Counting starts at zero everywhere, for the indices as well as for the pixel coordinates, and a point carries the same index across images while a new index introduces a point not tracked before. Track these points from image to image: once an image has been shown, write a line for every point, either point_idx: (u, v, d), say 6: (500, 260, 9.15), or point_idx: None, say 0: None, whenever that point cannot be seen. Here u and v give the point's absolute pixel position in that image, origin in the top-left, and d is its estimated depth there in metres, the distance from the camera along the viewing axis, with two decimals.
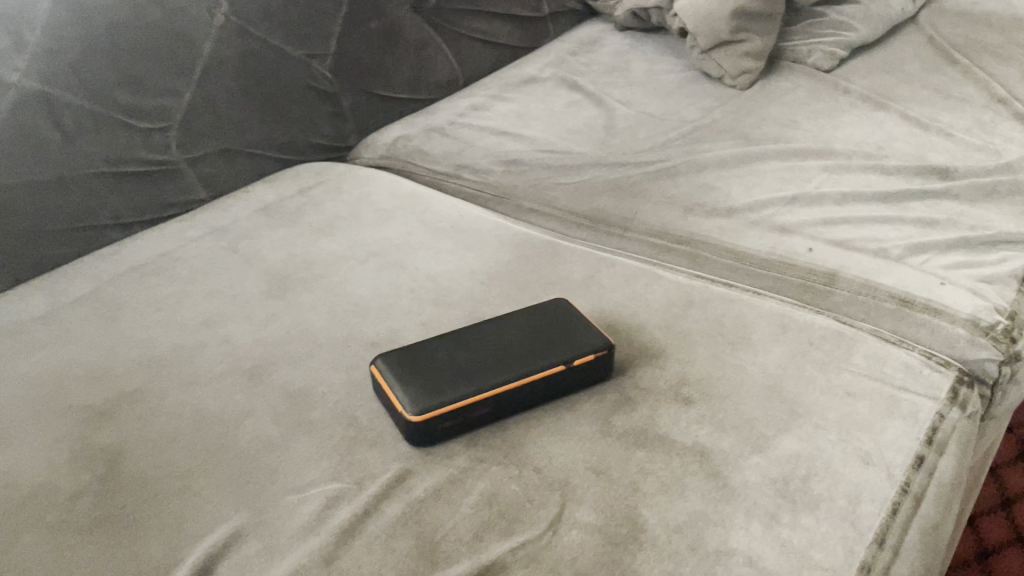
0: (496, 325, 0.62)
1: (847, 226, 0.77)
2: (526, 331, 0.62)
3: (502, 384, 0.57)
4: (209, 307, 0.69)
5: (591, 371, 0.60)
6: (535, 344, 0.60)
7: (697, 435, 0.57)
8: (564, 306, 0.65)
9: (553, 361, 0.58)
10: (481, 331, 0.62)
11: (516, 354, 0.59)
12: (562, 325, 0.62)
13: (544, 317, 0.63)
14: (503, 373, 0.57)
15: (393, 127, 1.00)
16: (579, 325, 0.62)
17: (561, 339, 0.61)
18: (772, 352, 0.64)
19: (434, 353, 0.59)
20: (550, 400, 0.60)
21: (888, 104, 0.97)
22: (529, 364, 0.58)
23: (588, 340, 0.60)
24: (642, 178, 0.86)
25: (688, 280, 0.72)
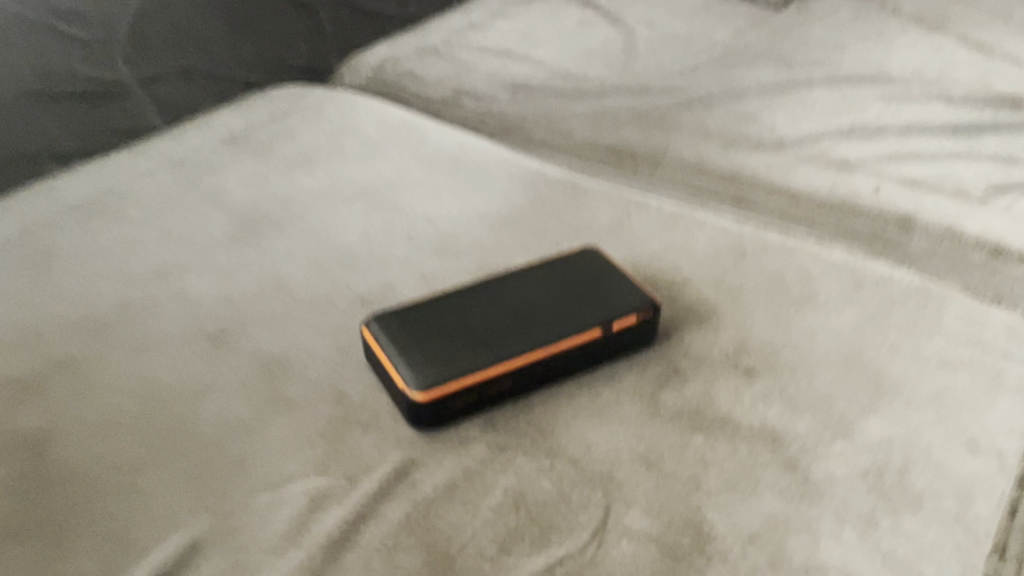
0: (515, 280, 0.51)
1: (915, 164, 0.66)
2: (551, 287, 0.50)
3: (526, 353, 0.46)
4: (164, 254, 0.57)
5: (632, 335, 0.49)
6: (564, 302, 0.49)
7: (765, 416, 0.47)
8: (595, 256, 0.53)
9: (588, 326, 0.47)
10: (497, 285, 0.51)
11: (541, 314, 0.48)
12: (596, 279, 0.51)
13: (573, 269, 0.52)
14: (527, 340, 0.46)
15: (379, 47, 0.87)
16: (616, 280, 0.51)
17: (596, 297, 0.50)
18: (846, 313, 0.53)
19: (440, 313, 0.48)
20: (582, 371, 0.49)
21: (944, 26, 0.86)
22: (558, 327, 0.47)
23: (629, 298, 0.49)
24: (672, 107, 0.74)
25: (736, 224, 0.61)
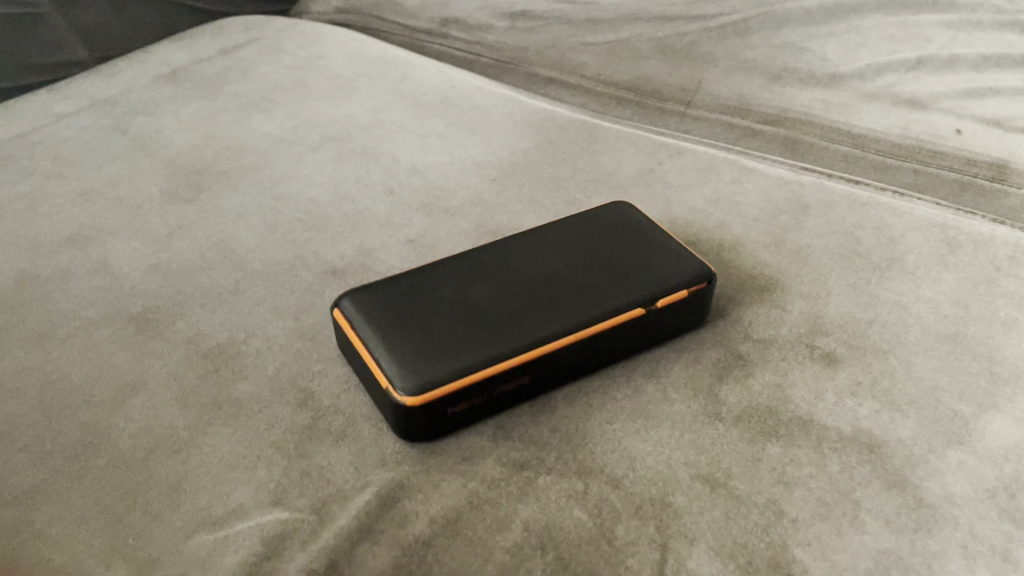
0: (527, 247, 0.40)
1: (998, 100, 0.55)
2: (574, 255, 0.40)
3: (550, 342, 0.35)
4: (81, 214, 0.45)
5: (680, 315, 0.38)
6: (594, 275, 0.38)
7: (856, 417, 0.36)
8: (628, 214, 0.42)
9: (626, 305, 0.37)
10: (507, 254, 0.40)
11: (565, 292, 0.37)
12: (632, 244, 0.40)
13: (603, 232, 0.41)
14: (549, 324, 0.36)
15: None
16: (659, 244, 0.40)
17: (631, 265, 0.39)
18: (942, 283, 0.42)
19: (434, 290, 0.37)
20: (617, 361, 0.38)
21: None
22: (588, 308, 0.36)
23: (677, 270, 0.38)
24: (701, 36, 0.63)
25: (792, 173, 0.50)
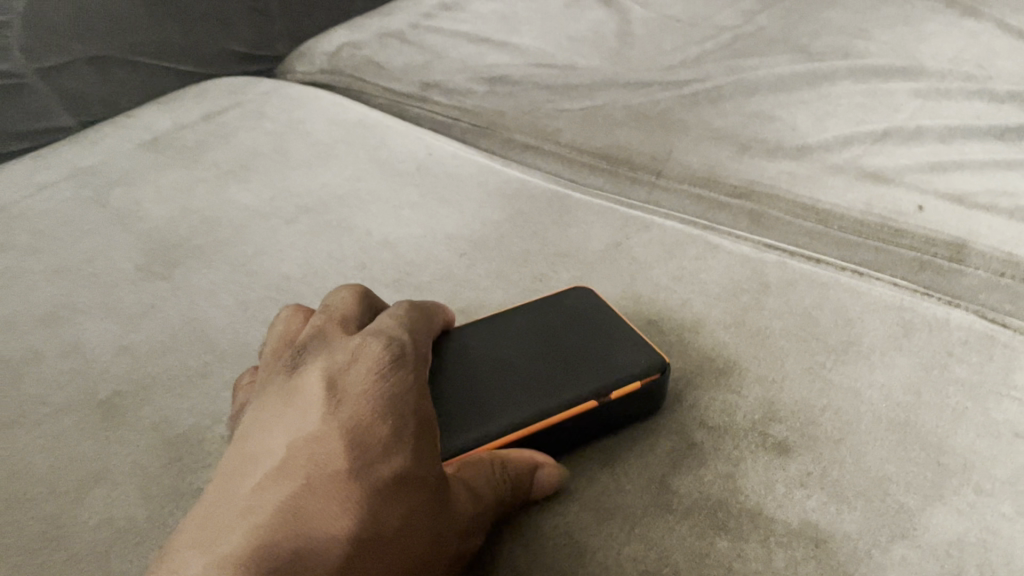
0: (490, 338, 0.41)
1: (962, 174, 0.56)
2: (534, 346, 0.41)
3: (508, 434, 0.36)
4: (55, 291, 0.46)
5: (639, 403, 0.39)
6: (553, 363, 0.39)
7: (803, 510, 0.37)
8: (587, 298, 0.44)
9: (580, 396, 0.37)
10: (467, 339, 0.41)
11: (524, 381, 0.38)
12: (590, 329, 0.41)
13: (560, 316, 0.42)
14: (505, 419, 0.36)
15: (337, 32, 0.76)
16: (618, 329, 0.41)
17: (589, 355, 0.40)
18: (896, 368, 0.43)
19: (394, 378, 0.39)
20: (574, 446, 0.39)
21: (979, 10, 0.76)
22: (546, 398, 0.37)
23: (638, 358, 0.39)
24: (675, 103, 0.64)
25: (755, 250, 0.51)
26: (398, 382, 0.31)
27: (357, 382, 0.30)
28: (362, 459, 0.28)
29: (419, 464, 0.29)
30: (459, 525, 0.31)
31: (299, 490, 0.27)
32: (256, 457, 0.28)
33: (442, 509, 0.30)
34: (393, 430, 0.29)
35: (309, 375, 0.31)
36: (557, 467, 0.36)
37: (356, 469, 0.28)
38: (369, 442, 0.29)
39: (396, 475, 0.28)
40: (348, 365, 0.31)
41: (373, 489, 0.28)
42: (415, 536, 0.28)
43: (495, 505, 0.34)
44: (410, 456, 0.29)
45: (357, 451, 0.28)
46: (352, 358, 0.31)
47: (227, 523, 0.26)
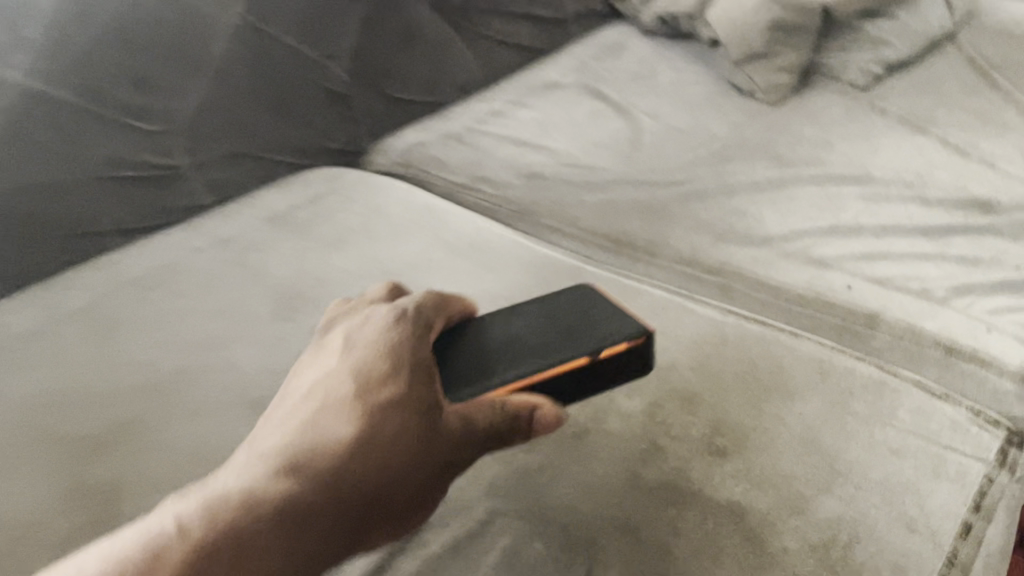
0: (513, 320, 0.54)
1: (887, 262, 0.73)
2: (545, 323, 0.54)
3: (531, 376, 0.49)
4: (212, 327, 0.65)
5: (629, 358, 0.52)
6: (562, 328, 0.53)
7: (731, 493, 0.54)
8: (586, 289, 0.58)
9: (577, 352, 0.50)
10: (497, 320, 0.55)
11: (542, 341, 0.52)
12: (589, 306, 0.55)
13: (567, 299, 0.56)
14: (521, 367, 0.49)
15: (407, 133, 0.97)
16: (610, 307, 0.55)
17: (586, 326, 0.52)
18: (811, 403, 0.60)
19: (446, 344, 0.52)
20: (582, 393, 0.52)
21: (927, 127, 0.93)
22: (558, 351, 0.50)
23: (626, 323, 0.52)
24: (671, 199, 0.82)
25: (720, 314, 0.68)
26: (392, 338, 0.44)
27: (363, 340, 0.44)
28: (363, 386, 0.42)
29: (407, 388, 0.42)
30: (451, 436, 0.43)
31: (319, 409, 0.42)
32: (299, 391, 0.43)
33: (432, 419, 0.42)
34: (386, 367, 0.42)
35: (337, 338, 0.46)
36: (556, 408, 0.47)
37: (357, 391, 0.41)
38: (370, 379, 0.42)
39: (389, 400, 0.41)
40: (360, 330, 0.45)
41: (370, 404, 0.41)
42: (404, 439, 0.41)
43: (495, 432, 0.45)
44: (399, 383, 0.42)
45: (361, 387, 0.42)
46: (364, 325, 0.45)
47: (275, 429, 0.42)
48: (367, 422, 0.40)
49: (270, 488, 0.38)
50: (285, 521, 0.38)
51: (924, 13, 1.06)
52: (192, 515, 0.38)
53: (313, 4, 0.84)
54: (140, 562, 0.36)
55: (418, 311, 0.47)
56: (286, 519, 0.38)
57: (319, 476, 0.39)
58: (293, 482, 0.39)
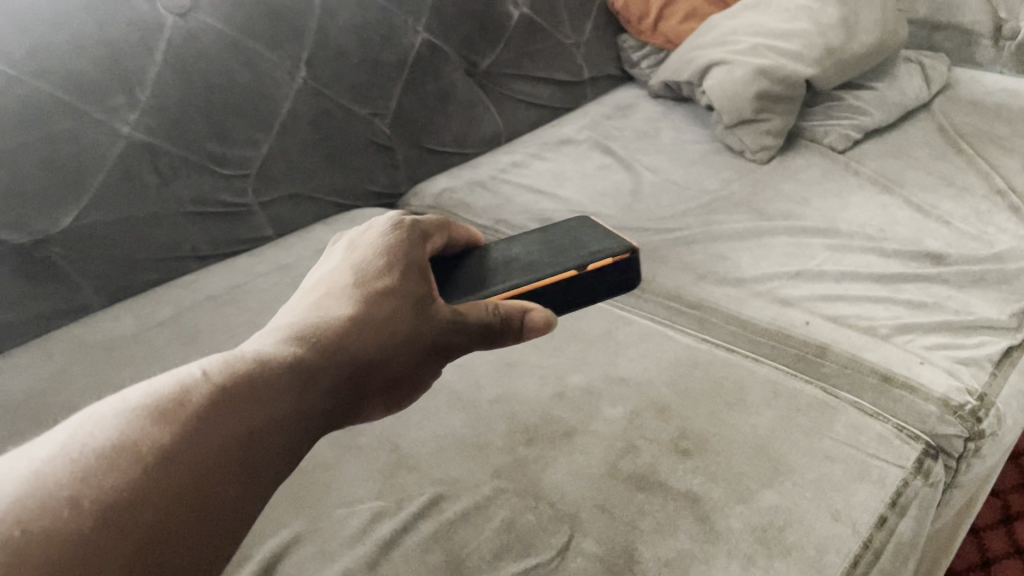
0: (519, 245, 0.67)
1: (843, 303, 0.85)
2: (545, 247, 0.65)
3: (528, 283, 0.60)
4: None
5: (616, 271, 0.64)
6: (560, 250, 0.64)
7: (691, 483, 0.66)
8: (586, 221, 0.69)
9: (567, 266, 0.61)
10: (509, 246, 0.67)
11: (542, 260, 0.63)
12: (584, 234, 0.66)
13: (570, 230, 0.68)
14: (524, 278, 0.61)
15: (440, 180, 1.13)
16: (604, 233, 0.66)
17: (578, 249, 0.64)
18: (764, 415, 0.72)
19: (464, 263, 0.64)
20: (580, 301, 0.64)
21: (895, 188, 1.03)
22: (554, 266, 0.62)
23: (613, 244, 0.64)
24: (662, 244, 0.96)
25: (696, 342, 0.81)
26: (390, 245, 0.54)
27: (366, 247, 0.54)
28: (363, 278, 0.51)
29: (402, 281, 0.51)
30: (439, 325, 0.52)
31: (325, 295, 0.50)
32: (310, 285, 0.53)
33: (424, 309, 0.51)
34: (384, 265, 0.52)
35: (345, 247, 0.56)
36: (545, 312, 0.55)
37: (358, 283, 0.51)
38: (370, 272, 0.52)
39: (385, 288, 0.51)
40: (363, 242, 0.55)
41: (370, 291, 0.50)
42: (396, 321, 0.49)
43: (486, 328, 0.54)
44: (394, 277, 0.51)
45: (361, 278, 0.51)
46: (367, 236, 0.56)
47: (288, 310, 0.50)
48: (365, 302, 0.49)
49: (290, 347, 0.45)
50: (303, 370, 0.43)
51: (899, 86, 1.19)
52: (217, 366, 0.41)
53: (365, 71, 1.00)
54: (166, 400, 0.37)
55: (413, 228, 0.57)
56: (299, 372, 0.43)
57: (320, 334, 0.46)
58: (309, 345, 0.45)
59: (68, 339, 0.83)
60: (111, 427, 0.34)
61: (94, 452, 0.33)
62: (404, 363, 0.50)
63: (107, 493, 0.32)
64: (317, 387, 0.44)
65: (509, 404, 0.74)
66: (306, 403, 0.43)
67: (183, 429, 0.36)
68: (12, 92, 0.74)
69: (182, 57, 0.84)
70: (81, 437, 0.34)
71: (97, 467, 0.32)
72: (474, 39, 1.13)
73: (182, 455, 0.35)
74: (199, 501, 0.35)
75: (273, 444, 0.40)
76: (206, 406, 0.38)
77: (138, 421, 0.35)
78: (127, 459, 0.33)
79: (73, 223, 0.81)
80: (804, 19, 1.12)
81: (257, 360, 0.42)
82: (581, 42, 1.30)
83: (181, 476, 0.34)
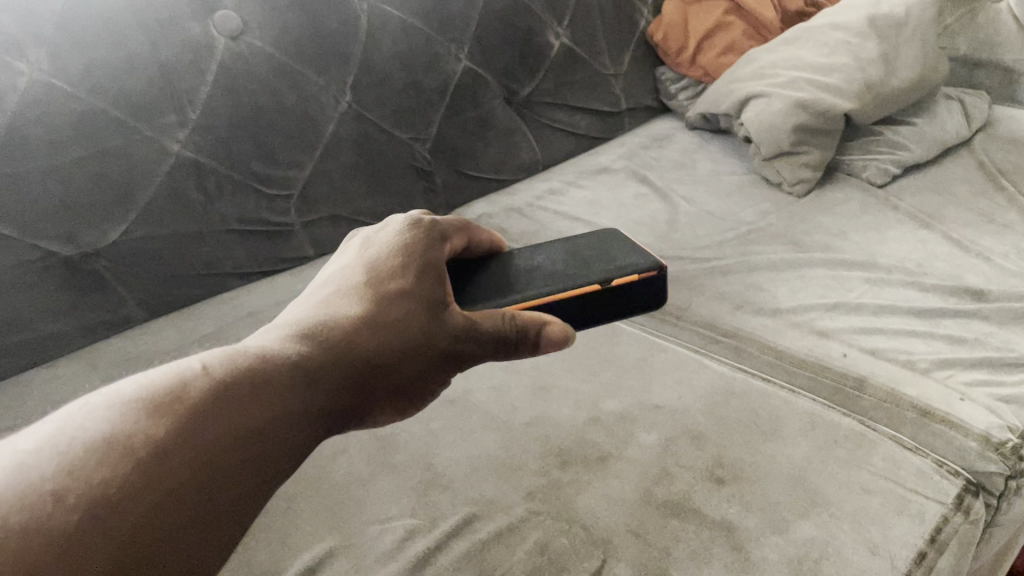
0: (545, 254, 0.67)
1: (881, 336, 0.84)
2: (570, 257, 0.66)
3: (550, 293, 0.61)
4: None
5: (641, 288, 0.64)
6: (585, 262, 0.65)
7: (726, 512, 0.65)
8: (615, 235, 0.70)
9: (590, 280, 0.62)
10: (535, 253, 0.67)
11: (567, 271, 0.64)
12: (612, 247, 0.67)
13: (598, 242, 0.68)
14: (546, 288, 0.61)
15: (477, 206, 1.15)
16: (632, 248, 0.67)
17: (602, 262, 0.64)
18: (800, 446, 0.71)
19: (488, 267, 0.65)
20: (602, 315, 0.64)
21: (934, 223, 1.02)
22: (578, 278, 0.62)
23: (641, 260, 0.64)
24: (698, 273, 0.96)
25: (731, 371, 0.81)
26: (406, 243, 0.54)
27: (381, 245, 0.54)
28: (376, 279, 0.51)
29: (414, 283, 0.51)
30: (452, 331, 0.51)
31: (338, 290, 0.51)
32: (325, 280, 0.53)
33: (435, 314, 0.51)
34: (398, 266, 0.52)
35: (363, 242, 0.56)
36: (563, 326, 0.55)
37: (370, 282, 0.51)
38: (385, 271, 0.52)
39: (400, 289, 0.51)
40: (378, 240, 0.55)
41: (382, 292, 0.50)
42: (408, 323, 0.49)
43: (500, 338, 0.53)
44: (407, 279, 0.51)
45: (376, 276, 0.51)
46: (386, 231, 0.56)
47: (301, 303, 0.51)
48: (379, 302, 0.49)
49: (294, 345, 0.45)
50: (307, 369, 0.43)
51: (939, 122, 1.18)
52: (217, 361, 0.41)
53: (407, 96, 1.02)
54: (163, 394, 0.37)
55: (433, 226, 0.57)
56: (303, 368, 0.43)
57: (329, 332, 0.47)
58: (315, 344, 0.45)
59: (114, 351, 0.85)
60: (104, 419, 0.35)
61: (83, 447, 0.34)
62: (416, 367, 0.50)
63: (93, 488, 0.32)
64: (321, 386, 0.44)
65: (543, 426, 0.74)
66: (308, 402, 0.43)
67: (177, 423, 0.36)
68: (68, 109, 0.76)
69: (231, 78, 0.86)
70: (70, 430, 0.34)
71: (86, 460, 0.33)
72: (515, 68, 1.14)
73: (175, 450, 0.35)
74: (191, 497, 0.35)
75: (273, 442, 0.40)
76: (203, 401, 0.38)
77: (132, 415, 0.36)
78: (118, 454, 0.34)
79: (120, 237, 0.83)
80: (843, 54, 1.13)
81: (259, 357, 0.42)
82: (619, 73, 1.31)
83: (171, 470, 0.35)
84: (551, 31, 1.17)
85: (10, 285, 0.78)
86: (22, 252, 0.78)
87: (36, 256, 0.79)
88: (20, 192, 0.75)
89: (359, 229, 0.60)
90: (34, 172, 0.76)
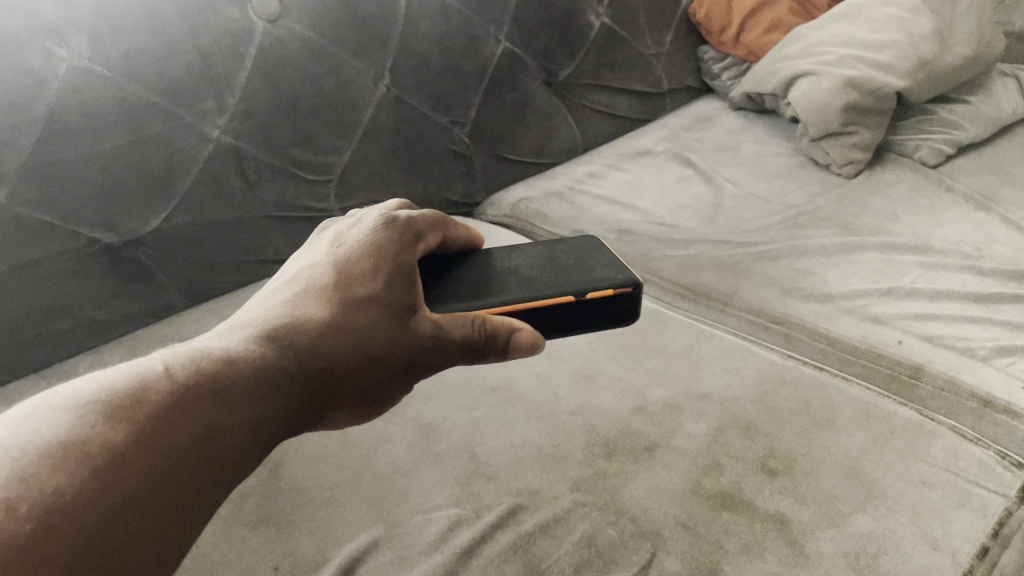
0: (524, 258, 0.65)
1: (937, 322, 0.81)
2: (547, 265, 0.64)
3: (522, 301, 0.59)
4: None
5: (616, 304, 0.62)
6: (560, 272, 0.63)
7: (779, 504, 0.63)
8: (597, 244, 0.68)
9: (565, 291, 0.60)
10: (511, 256, 0.65)
11: (543, 278, 0.62)
12: (592, 258, 0.65)
13: (577, 251, 0.66)
14: (518, 294, 0.59)
15: (515, 190, 1.13)
16: (612, 261, 0.64)
17: (579, 273, 0.62)
18: (855, 436, 0.69)
19: (462, 266, 0.63)
20: (579, 325, 0.62)
21: (990, 205, 0.98)
22: (552, 288, 0.60)
23: (618, 275, 0.62)
24: (744, 257, 0.93)
25: (780, 359, 0.79)
26: (380, 242, 0.52)
27: (354, 242, 0.52)
28: (346, 282, 0.49)
29: (386, 287, 0.50)
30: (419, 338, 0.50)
31: (304, 289, 0.49)
32: (290, 277, 0.52)
33: (403, 320, 0.50)
34: (369, 268, 0.50)
35: (332, 237, 0.54)
36: (534, 334, 0.54)
37: (339, 284, 0.49)
38: (356, 272, 0.50)
39: (370, 294, 0.49)
40: (351, 237, 0.53)
41: (350, 296, 0.49)
42: (375, 330, 0.48)
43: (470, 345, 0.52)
44: (378, 282, 0.49)
45: (345, 277, 0.50)
46: (359, 227, 0.54)
47: (265, 301, 0.49)
48: (347, 308, 0.48)
49: (255, 349, 0.44)
50: (266, 376, 0.43)
51: (994, 101, 1.14)
52: (179, 363, 0.40)
53: (445, 79, 1.01)
54: (122, 397, 0.36)
55: (409, 225, 0.55)
56: (262, 374, 0.42)
57: (290, 336, 0.45)
58: (278, 349, 0.44)
59: (157, 338, 0.85)
60: (61, 423, 0.34)
61: (39, 451, 0.33)
62: (378, 373, 0.49)
63: (48, 495, 0.31)
64: (278, 397, 0.43)
65: (588, 416, 0.73)
66: (267, 410, 0.42)
67: (134, 429, 0.35)
68: (108, 96, 0.75)
69: (271, 62, 0.85)
70: (25, 434, 0.34)
71: (39, 465, 0.32)
72: (555, 49, 1.12)
73: (134, 455, 0.34)
74: (150, 505, 0.34)
75: (231, 448, 0.39)
76: (163, 406, 0.37)
77: (89, 418, 0.35)
78: (74, 459, 0.33)
79: (162, 224, 0.83)
80: (895, 31, 1.09)
81: (221, 360, 0.41)
82: (660, 53, 1.28)
83: (130, 477, 0.34)
84: (592, 11, 1.15)
85: (53, 273, 0.78)
86: (65, 240, 0.77)
87: (78, 244, 0.78)
88: (61, 180, 0.75)
89: (332, 223, 0.58)
90: (75, 160, 0.75)
